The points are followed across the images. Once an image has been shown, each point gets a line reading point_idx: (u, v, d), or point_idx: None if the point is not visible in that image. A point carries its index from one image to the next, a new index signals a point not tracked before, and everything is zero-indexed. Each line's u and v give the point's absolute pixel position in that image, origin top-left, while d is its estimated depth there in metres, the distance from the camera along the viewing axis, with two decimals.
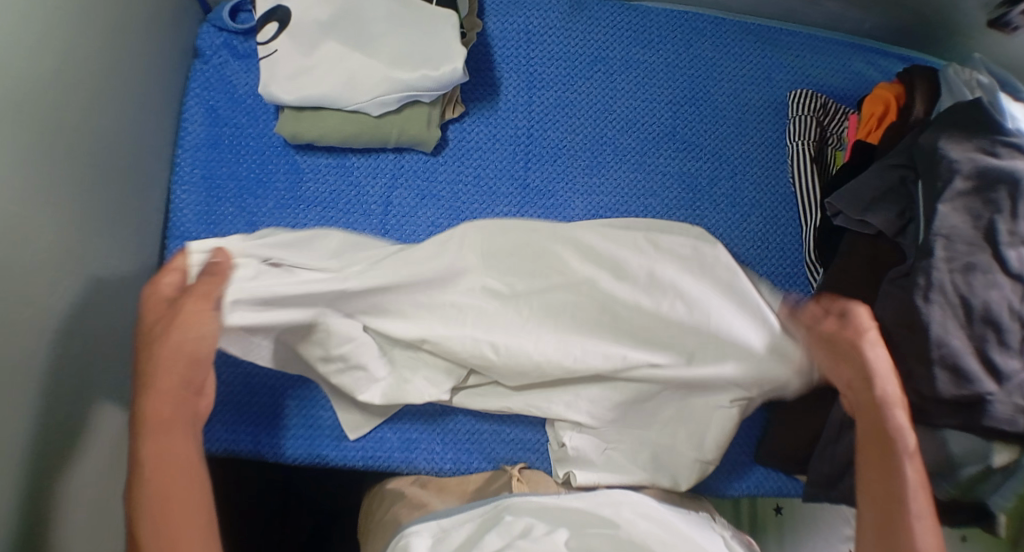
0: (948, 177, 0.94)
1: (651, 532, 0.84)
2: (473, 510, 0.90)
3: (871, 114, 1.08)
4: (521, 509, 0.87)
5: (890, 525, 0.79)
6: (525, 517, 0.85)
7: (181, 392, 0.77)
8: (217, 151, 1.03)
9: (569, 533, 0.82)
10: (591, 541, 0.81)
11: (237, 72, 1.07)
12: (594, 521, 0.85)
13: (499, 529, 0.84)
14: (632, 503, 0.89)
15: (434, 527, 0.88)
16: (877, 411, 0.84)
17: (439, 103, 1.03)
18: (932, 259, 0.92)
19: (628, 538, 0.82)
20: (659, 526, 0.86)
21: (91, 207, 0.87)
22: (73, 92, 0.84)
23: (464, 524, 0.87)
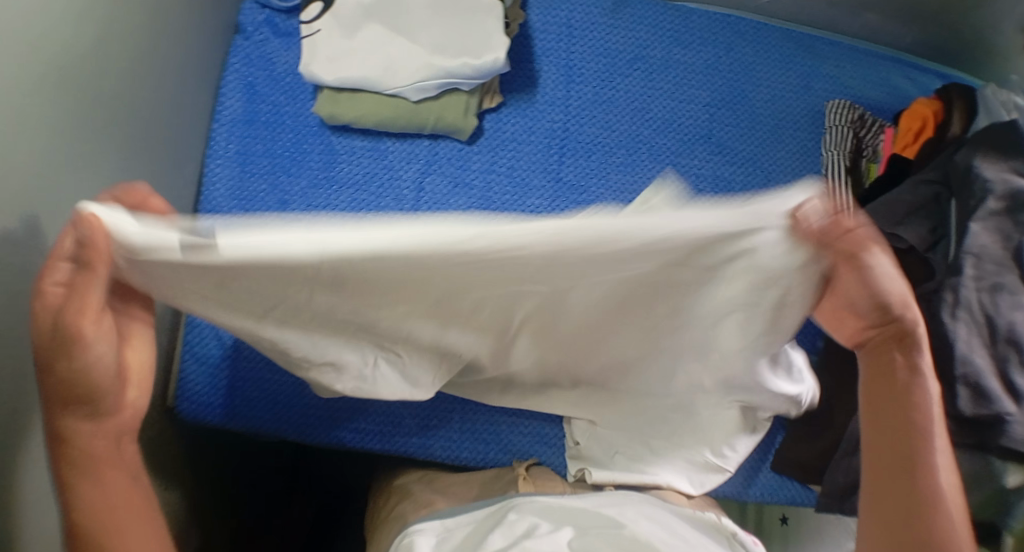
0: (981, 198, 0.95)
1: (655, 535, 0.83)
2: (479, 509, 0.89)
3: (908, 128, 1.08)
4: (525, 509, 0.87)
5: (905, 473, 0.77)
6: (529, 518, 0.85)
7: (80, 416, 0.67)
8: (252, 128, 1.02)
9: (571, 535, 0.82)
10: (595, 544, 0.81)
11: (276, 49, 1.06)
12: (596, 523, 0.84)
13: (502, 529, 0.83)
14: (635, 506, 0.88)
15: (437, 526, 0.88)
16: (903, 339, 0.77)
17: (478, 92, 1.03)
18: (960, 277, 0.93)
19: (629, 539, 0.81)
20: (663, 529, 0.85)
21: (127, 178, 0.88)
22: (116, 63, 0.85)
23: (465, 524, 0.87)
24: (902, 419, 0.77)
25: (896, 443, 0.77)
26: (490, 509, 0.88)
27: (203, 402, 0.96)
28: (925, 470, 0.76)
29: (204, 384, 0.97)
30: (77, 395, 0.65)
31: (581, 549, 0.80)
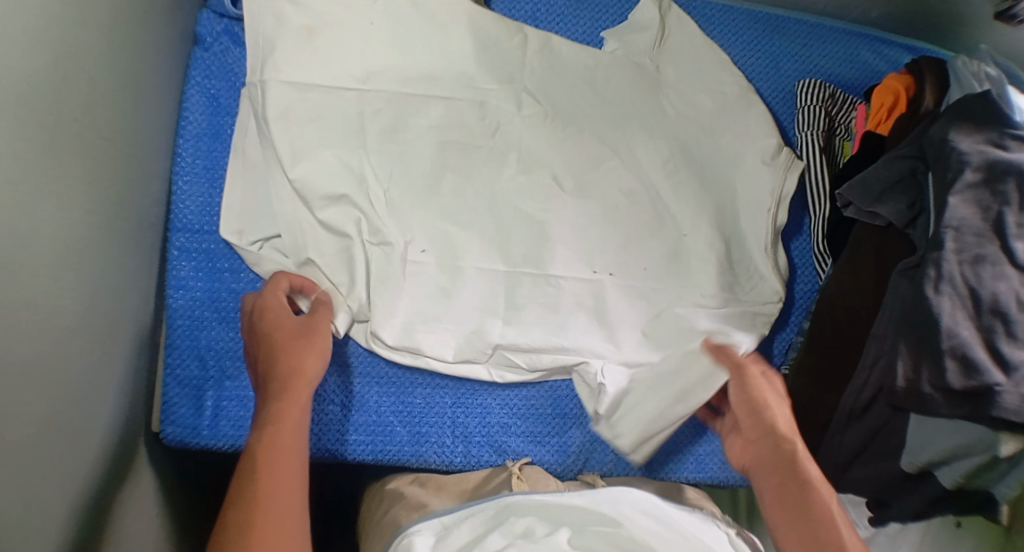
0: (957, 171, 0.94)
1: (652, 531, 0.83)
2: (476, 506, 0.88)
3: (881, 104, 1.07)
4: (521, 508, 0.85)
5: (803, 515, 0.74)
6: (527, 517, 0.84)
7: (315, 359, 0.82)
8: (217, 142, 1.01)
9: (569, 534, 0.82)
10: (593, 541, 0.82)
11: (238, 59, 1.04)
12: (595, 518, 0.84)
13: (501, 529, 0.83)
14: (632, 499, 0.85)
15: (434, 525, 0.85)
16: (798, 465, 0.78)
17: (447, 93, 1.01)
18: (940, 251, 0.92)
19: (628, 538, 0.82)
20: (662, 526, 0.84)
21: (93, 201, 0.86)
22: (78, 84, 0.83)
23: (464, 522, 0.86)
24: (789, 492, 0.77)
25: (789, 508, 0.75)
26: (489, 502, 0.87)
27: (187, 426, 0.94)
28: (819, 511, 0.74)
29: (188, 407, 0.95)
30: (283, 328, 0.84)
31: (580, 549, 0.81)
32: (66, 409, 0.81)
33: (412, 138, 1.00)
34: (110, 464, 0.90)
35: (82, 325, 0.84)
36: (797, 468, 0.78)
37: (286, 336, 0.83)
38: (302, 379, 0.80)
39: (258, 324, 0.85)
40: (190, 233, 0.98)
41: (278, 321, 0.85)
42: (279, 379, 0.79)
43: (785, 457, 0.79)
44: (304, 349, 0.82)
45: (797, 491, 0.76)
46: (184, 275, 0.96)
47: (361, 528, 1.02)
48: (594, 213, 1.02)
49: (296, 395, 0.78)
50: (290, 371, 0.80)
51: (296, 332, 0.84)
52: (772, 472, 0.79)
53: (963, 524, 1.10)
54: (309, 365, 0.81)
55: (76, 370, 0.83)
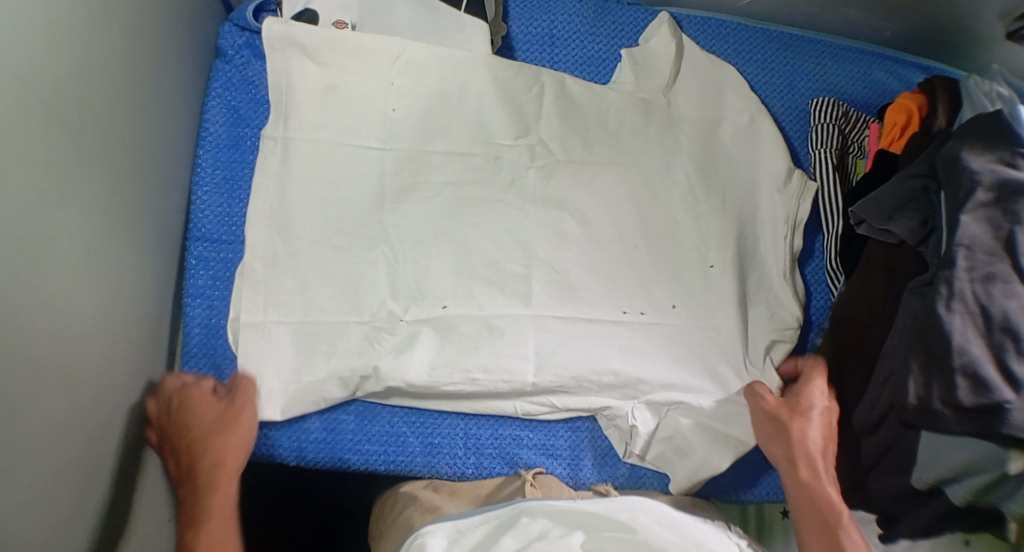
0: (969, 189, 0.94)
1: (668, 540, 0.84)
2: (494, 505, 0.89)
3: (894, 123, 1.08)
4: (537, 513, 0.86)
5: (824, 535, 0.88)
6: (541, 522, 0.85)
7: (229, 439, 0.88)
8: (238, 153, 1.01)
9: (583, 537, 0.83)
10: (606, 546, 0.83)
11: (259, 72, 1.04)
12: (610, 524, 0.85)
13: (515, 532, 0.84)
14: (648, 508, 0.87)
15: (449, 527, 0.86)
16: (816, 494, 0.91)
17: (463, 106, 1.02)
18: (950, 269, 0.93)
19: (642, 543, 0.83)
20: (678, 536, 0.85)
21: (113, 210, 0.87)
22: (101, 94, 0.84)
23: (478, 526, 0.86)
24: (807, 510, 0.90)
25: (811, 526, 0.89)
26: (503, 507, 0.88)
27: None
28: (831, 534, 0.88)
29: None
30: (205, 413, 0.89)
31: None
32: (86, 418, 0.83)
33: (432, 156, 1.00)
34: (126, 473, 0.91)
35: (102, 336, 0.85)
36: (815, 495, 0.91)
37: (215, 420, 0.89)
38: (228, 464, 0.88)
39: (172, 418, 0.88)
40: (208, 242, 0.98)
41: (203, 404, 0.89)
42: (209, 468, 0.87)
43: (822, 505, 0.90)
44: (228, 437, 0.89)
45: (818, 512, 0.90)
46: (201, 284, 0.97)
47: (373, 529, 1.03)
48: (607, 227, 1.02)
49: (227, 486, 0.87)
50: (212, 465, 0.87)
51: (216, 419, 0.89)
52: (810, 518, 0.90)
53: (972, 542, 1.14)
54: (230, 442, 0.88)
55: (94, 381, 0.84)
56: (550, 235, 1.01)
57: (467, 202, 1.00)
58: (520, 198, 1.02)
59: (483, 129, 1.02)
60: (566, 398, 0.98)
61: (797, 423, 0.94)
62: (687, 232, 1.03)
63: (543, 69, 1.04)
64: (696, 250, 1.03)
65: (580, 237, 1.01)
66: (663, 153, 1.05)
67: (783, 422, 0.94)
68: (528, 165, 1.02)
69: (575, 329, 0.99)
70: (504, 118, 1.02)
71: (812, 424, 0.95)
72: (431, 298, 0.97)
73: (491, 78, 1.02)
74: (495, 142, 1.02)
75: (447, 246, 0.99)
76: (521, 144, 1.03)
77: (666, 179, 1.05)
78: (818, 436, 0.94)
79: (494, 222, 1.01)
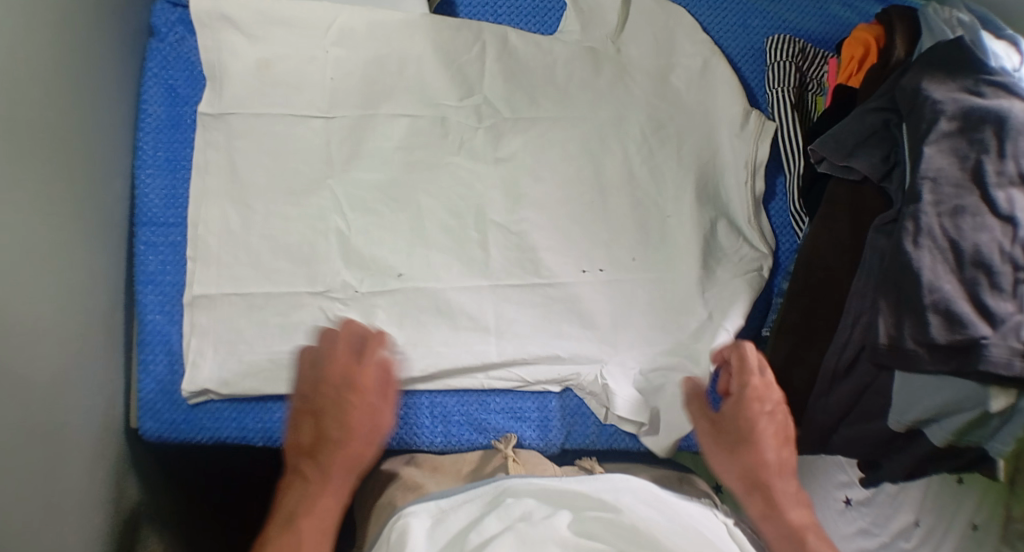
0: (932, 120, 0.91)
1: (653, 516, 0.80)
2: (475, 491, 0.86)
3: (852, 57, 1.04)
4: (521, 492, 0.83)
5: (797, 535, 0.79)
6: (525, 501, 0.82)
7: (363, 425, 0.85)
8: (180, 133, 0.98)
9: (569, 519, 0.79)
10: (593, 526, 0.79)
11: (195, 48, 1.00)
12: (594, 504, 0.81)
13: (499, 512, 0.80)
14: (632, 488, 0.84)
15: (431, 509, 0.84)
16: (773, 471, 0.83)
17: (406, 70, 0.99)
18: (917, 203, 0.90)
19: (629, 521, 0.79)
20: (661, 510, 0.82)
21: (54, 203, 0.85)
22: (31, 85, 0.82)
23: (461, 507, 0.84)
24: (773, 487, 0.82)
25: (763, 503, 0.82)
26: (487, 489, 0.85)
27: (165, 421, 0.92)
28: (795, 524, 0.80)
29: (163, 401, 0.92)
30: (335, 386, 0.86)
31: (580, 534, 0.78)
32: (41, 418, 0.81)
33: (378, 122, 0.98)
34: (92, 468, 0.90)
35: (52, 332, 0.84)
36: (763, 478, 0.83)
37: (338, 421, 0.84)
38: (357, 464, 0.83)
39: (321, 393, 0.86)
40: (154, 227, 0.95)
41: (326, 384, 0.86)
42: (318, 456, 0.82)
43: (748, 438, 0.85)
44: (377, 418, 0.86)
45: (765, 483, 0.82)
46: (151, 270, 0.94)
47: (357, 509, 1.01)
48: (565, 184, 1.00)
49: (338, 472, 0.82)
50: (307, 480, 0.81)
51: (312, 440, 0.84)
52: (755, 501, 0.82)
53: (964, 480, 1.10)
54: (349, 450, 0.83)
55: (49, 381, 0.83)
56: (505, 198, 0.99)
57: (417, 169, 0.98)
58: (472, 161, 0.99)
59: (427, 91, 0.99)
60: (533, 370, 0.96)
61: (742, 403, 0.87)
62: (647, 186, 1.01)
63: (484, 25, 1.01)
64: (657, 203, 1.01)
65: (538, 197, 0.99)
66: (618, 104, 1.02)
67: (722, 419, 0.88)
68: (475, 126, 1.00)
69: (535, 292, 0.97)
70: (448, 79, 1.00)
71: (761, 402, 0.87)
72: (386, 268, 0.95)
73: (431, 38, 0.99)
74: (441, 104, 0.99)
75: (400, 214, 0.97)
76: (468, 103, 1.00)
77: (623, 132, 1.01)
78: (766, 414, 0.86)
79: (446, 187, 0.98)
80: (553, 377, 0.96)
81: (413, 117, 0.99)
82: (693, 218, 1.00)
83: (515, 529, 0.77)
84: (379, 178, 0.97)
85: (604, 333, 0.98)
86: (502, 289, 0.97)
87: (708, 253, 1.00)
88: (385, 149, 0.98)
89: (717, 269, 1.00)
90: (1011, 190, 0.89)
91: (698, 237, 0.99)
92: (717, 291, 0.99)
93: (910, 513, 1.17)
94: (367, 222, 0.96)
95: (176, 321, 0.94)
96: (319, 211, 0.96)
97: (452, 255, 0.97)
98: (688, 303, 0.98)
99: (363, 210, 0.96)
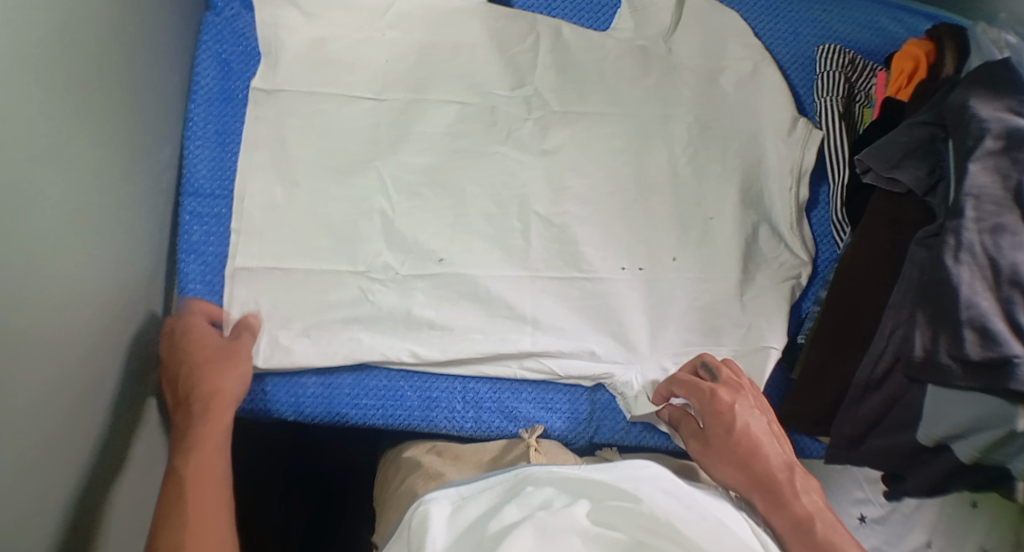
0: (977, 137, 0.92)
1: (675, 509, 0.77)
2: (496, 478, 0.84)
3: (900, 70, 1.05)
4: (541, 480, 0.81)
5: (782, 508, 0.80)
6: (545, 490, 0.79)
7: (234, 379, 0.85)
8: (230, 107, 0.98)
9: (588, 507, 0.77)
10: (611, 517, 0.76)
11: (250, 25, 1.01)
12: (613, 492, 0.79)
13: (519, 500, 0.78)
14: (652, 478, 0.81)
15: (450, 495, 0.82)
16: (762, 456, 0.84)
17: (459, 57, 1.00)
18: (958, 218, 0.91)
19: (647, 513, 0.76)
20: (684, 504, 0.78)
21: (104, 165, 0.86)
22: (89, 45, 0.83)
23: (482, 492, 0.82)
24: (758, 471, 0.83)
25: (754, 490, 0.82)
26: (508, 478, 0.83)
27: None
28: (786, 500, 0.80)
29: None
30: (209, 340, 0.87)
31: (598, 523, 0.76)
32: (78, 377, 0.81)
33: (428, 106, 0.99)
34: (125, 433, 0.90)
35: (95, 293, 0.84)
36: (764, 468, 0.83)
37: (204, 381, 0.83)
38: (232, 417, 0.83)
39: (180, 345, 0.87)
40: (200, 198, 0.94)
41: (200, 338, 0.87)
42: (200, 400, 0.82)
43: (744, 445, 0.85)
44: (228, 372, 0.85)
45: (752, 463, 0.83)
46: (195, 239, 0.93)
47: (377, 498, 1.00)
48: (608, 180, 1.00)
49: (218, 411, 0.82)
50: (187, 446, 0.80)
51: (189, 401, 0.83)
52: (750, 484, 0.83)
53: (978, 504, 1.11)
54: (218, 412, 0.82)
55: (88, 340, 0.83)
56: (547, 190, 0.99)
57: (463, 156, 0.99)
58: (517, 151, 1.00)
59: (478, 79, 1.00)
60: (567, 364, 0.96)
61: (726, 402, 0.88)
62: (688, 186, 1.01)
63: (538, 17, 1.02)
64: (698, 203, 1.01)
65: (581, 191, 1.00)
66: (665, 103, 1.03)
67: (717, 402, 0.88)
68: (524, 116, 1.00)
69: (572, 284, 0.98)
70: (500, 68, 1.01)
71: (742, 412, 0.88)
72: (427, 252, 0.96)
73: (486, 27, 1.01)
74: (491, 92, 1.00)
75: (444, 199, 0.97)
76: (519, 93, 1.01)
77: (667, 131, 1.02)
78: (756, 416, 0.88)
79: (489, 175, 0.99)
80: (586, 373, 0.96)
81: (463, 103, 0.99)
82: (732, 220, 1.00)
83: (535, 518, 0.74)
84: (426, 162, 0.98)
85: (639, 331, 0.98)
86: (541, 278, 0.97)
87: (744, 257, 1.00)
88: (433, 133, 0.99)
89: (753, 273, 1.01)
90: None
91: (738, 241, 1.00)
92: (752, 295, 1.00)
93: (922, 534, 1.18)
94: (411, 205, 0.97)
95: (217, 293, 0.93)
96: (364, 191, 0.96)
97: (494, 241, 0.97)
98: (724, 304, 0.99)
99: (407, 192, 0.97)
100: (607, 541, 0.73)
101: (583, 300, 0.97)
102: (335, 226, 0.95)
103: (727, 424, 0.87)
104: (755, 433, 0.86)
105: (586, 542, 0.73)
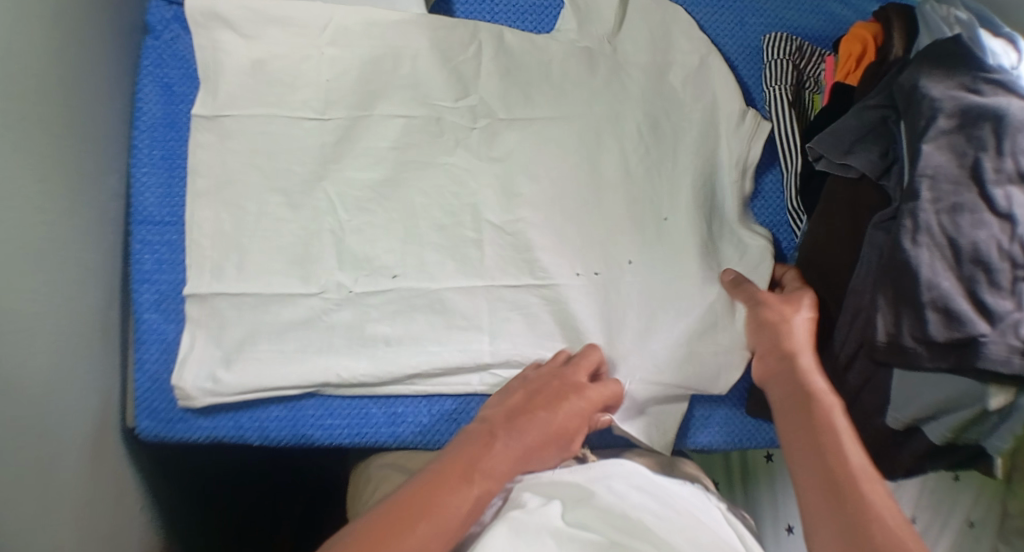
0: (930, 117, 0.91)
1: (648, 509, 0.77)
2: None
3: (849, 54, 1.04)
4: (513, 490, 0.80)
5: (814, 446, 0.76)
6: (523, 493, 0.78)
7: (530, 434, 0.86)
8: (175, 132, 0.98)
9: (562, 508, 0.75)
10: (584, 516, 0.75)
11: (190, 46, 1.00)
12: (587, 495, 0.78)
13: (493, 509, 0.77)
14: (625, 476, 0.81)
15: None
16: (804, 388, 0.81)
17: (401, 70, 0.99)
18: (915, 200, 0.89)
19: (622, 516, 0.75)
20: (655, 502, 0.79)
21: (48, 202, 0.84)
22: (25, 81, 0.81)
23: None
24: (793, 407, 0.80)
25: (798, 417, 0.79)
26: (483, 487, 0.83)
27: (162, 420, 0.92)
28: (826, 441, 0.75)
29: (162, 403, 0.93)
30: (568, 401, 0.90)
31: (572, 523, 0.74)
32: (35, 418, 0.80)
33: (373, 121, 0.97)
34: (87, 469, 0.89)
35: (47, 330, 0.83)
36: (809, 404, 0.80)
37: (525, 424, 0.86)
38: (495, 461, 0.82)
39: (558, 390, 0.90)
40: (150, 225, 0.95)
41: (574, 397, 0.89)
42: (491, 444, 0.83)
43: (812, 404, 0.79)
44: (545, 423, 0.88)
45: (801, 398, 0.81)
46: (147, 268, 0.93)
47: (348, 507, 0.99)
48: (563, 183, 0.99)
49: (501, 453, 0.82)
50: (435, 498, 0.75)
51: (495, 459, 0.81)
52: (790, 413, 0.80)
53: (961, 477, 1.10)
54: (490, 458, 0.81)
55: (42, 377, 0.82)
56: (499, 197, 0.98)
57: (413, 170, 0.98)
58: (467, 161, 0.99)
59: (423, 89, 0.99)
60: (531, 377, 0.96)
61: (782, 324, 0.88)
62: (643, 185, 1.00)
63: (479, 24, 1.01)
64: (655, 201, 1.00)
65: (535, 195, 0.99)
66: (615, 103, 1.02)
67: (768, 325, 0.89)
68: (471, 124, 0.99)
69: (529, 291, 0.97)
70: (443, 79, 0.99)
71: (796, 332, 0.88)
72: (382, 268, 0.95)
73: (427, 37, 0.99)
74: (436, 103, 0.99)
75: (395, 212, 0.96)
76: (463, 104, 1.00)
77: (620, 132, 1.01)
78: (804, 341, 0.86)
79: (440, 187, 0.98)
80: None
81: (409, 115, 0.98)
82: (691, 216, 0.99)
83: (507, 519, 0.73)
84: (375, 177, 0.97)
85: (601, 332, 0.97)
86: (499, 287, 0.96)
87: (706, 251, 0.99)
88: (381, 148, 0.98)
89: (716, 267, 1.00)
90: (1009, 187, 0.88)
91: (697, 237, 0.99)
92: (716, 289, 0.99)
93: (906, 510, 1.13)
94: (363, 221, 0.96)
95: (173, 321, 0.94)
96: (313, 212, 0.95)
97: (448, 252, 0.96)
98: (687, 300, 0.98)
99: (358, 208, 0.96)
100: (581, 541, 0.71)
101: (543, 305, 0.97)
102: (287, 246, 0.94)
103: (809, 400, 0.80)
104: (832, 407, 0.78)
105: (560, 543, 0.71)
